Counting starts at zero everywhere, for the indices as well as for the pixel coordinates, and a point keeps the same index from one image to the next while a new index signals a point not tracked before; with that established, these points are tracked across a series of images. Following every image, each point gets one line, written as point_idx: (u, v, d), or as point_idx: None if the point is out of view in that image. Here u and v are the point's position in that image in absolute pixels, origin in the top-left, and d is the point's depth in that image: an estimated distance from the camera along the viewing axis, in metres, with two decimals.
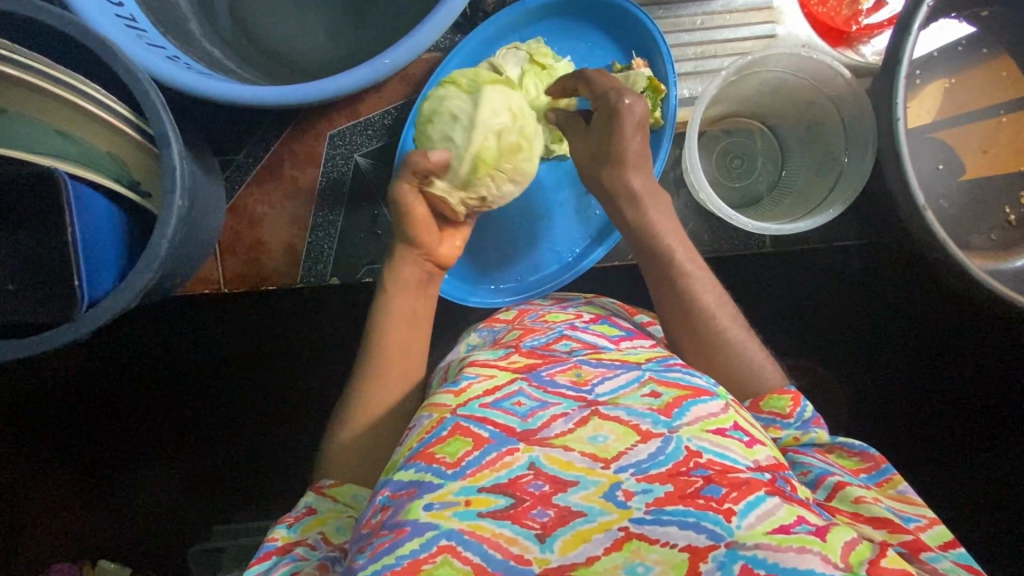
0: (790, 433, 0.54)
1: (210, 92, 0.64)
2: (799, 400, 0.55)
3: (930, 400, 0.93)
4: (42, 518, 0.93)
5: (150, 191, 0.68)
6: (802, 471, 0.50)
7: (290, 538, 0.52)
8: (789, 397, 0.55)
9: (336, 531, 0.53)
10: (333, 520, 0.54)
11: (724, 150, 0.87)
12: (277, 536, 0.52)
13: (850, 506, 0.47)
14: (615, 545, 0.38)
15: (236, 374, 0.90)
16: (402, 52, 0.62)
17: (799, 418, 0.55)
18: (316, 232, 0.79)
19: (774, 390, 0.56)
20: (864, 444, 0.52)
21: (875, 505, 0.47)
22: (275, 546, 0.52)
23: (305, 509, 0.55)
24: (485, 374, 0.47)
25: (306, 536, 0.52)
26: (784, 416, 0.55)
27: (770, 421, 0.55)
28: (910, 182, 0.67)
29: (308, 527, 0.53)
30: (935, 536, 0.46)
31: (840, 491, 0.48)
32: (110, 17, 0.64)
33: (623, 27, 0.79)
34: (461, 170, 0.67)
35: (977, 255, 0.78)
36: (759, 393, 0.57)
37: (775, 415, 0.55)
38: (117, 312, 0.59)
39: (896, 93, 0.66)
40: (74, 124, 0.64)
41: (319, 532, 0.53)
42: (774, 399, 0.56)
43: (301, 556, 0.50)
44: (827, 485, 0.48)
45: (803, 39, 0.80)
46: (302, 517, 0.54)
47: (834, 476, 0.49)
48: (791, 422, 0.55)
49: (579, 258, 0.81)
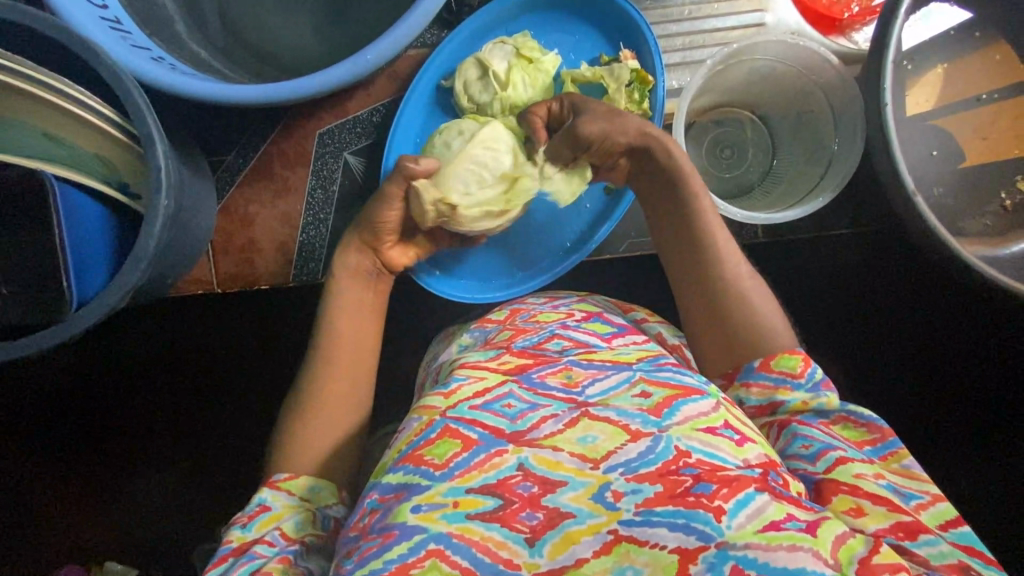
0: (799, 396, 0.53)
1: (192, 90, 0.63)
2: (809, 361, 0.55)
3: (926, 386, 0.92)
4: (41, 518, 0.93)
5: (138, 193, 0.67)
6: (803, 444, 0.49)
7: (246, 538, 0.51)
8: (800, 357, 0.54)
9: (294, 526, 0.52)
10: (290, 516, 0.53)
11: (714, 141, 0.86)
12: (233, 537, 0.51)
13: (849, 480, 0.46)
14: (604, 548, 0.38)
15: (227, 373, 0.90)
16: (384, 47, 0.62)
17: (810, 378, 0.54)
18: (307, 229, 0.79)
19: (786, 349, 0.55)
20: (872, 415, 0.51)
21: (874, 482, 0.46)
22: (231, 548, 0.51)
23: (259, 506, 0.53)
24: (476, 376, 0.47)
25: (262, 534, 0.51)
26: (795, 376, 0.54)
27: (780, 381, 0.54)
28: (900, 168, 0.66)
29: (265, 524, 0.52)
30: (936, 514, 0.45)
31: (840, 465, 0.47)
32: (93, 18, 0.63)
33: (610, 21, 0.79)
34: (449, 177, 0.67)
35: (973, 241, 0.77)
36: (769, 352, 0.55)
37: (785, 375, 0.54)
38: (105, 313, 0.59)
39: (884, 79, 0.65)
40: (57, 125, 0.64)
41: (275, 527, 0.52)
42: (784, 359, 0.55)
43: (258, 553, 0.49)
44: (828, 459, 0.48)
45: (793, 27, 0.79)
46: (258, 514, 0.53)
47: (835, 451, 0.48)
48: (802, 382, 0.53)
49: (609, 212, 0.80)
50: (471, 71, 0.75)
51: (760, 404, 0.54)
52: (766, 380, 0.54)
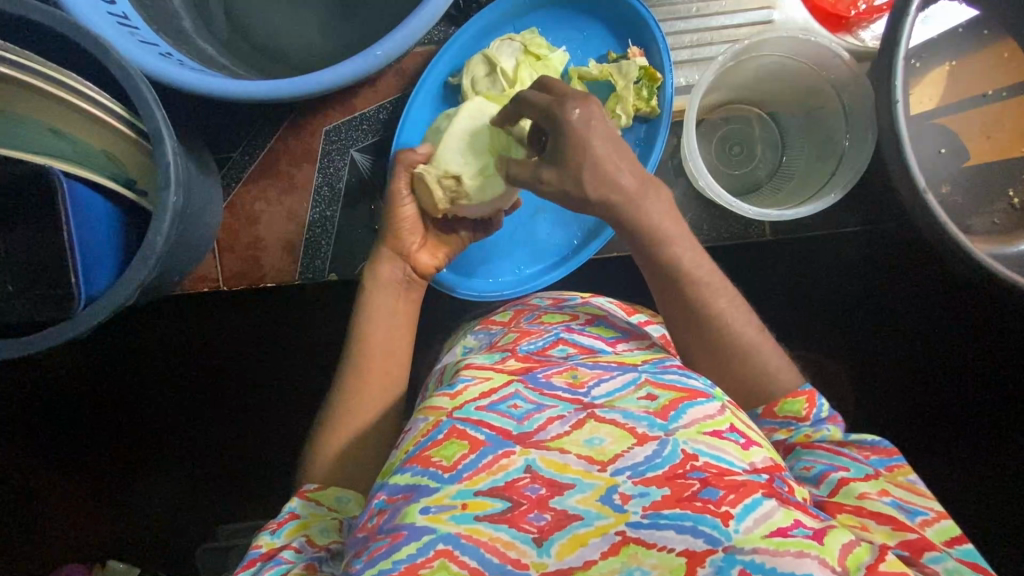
0: (802, 433, 0.54)
1: (201, 87, 0.63)
2: (813, 400, 0.55)
3: (930, 384, 0.93)
4: (48, 514, 0.94)
5: (146, 188, 0.67)
6: (805, 467, 0.51)
7: (274, 544, 0.52)
8: (803, 398, 0.55)
9: (320, 534, 0.53)
10: (316, 523, 0.54)
11: (723, 138, 0.86)
12: (262, 543, 0.52)
13: (853, 502, 0.47)
14: (612, 549, 0.38)
15: (233, 370, 0.90)
16: (393, 43, 0.62)
17: (815, 419, 0.55)
18: (313, 227, 0.79)
19: (789, 393, 0.56)
20: (876, 437, 0.52)
21: (879, 500, 0.46)
22: (260, 553, 0.51)
23: (288, 514, 0.54)
24: (482, 377, 0.47)
25: (290, 540, 0.52)
26: (800, 419, 0.55)
27: (784, 424, 0.55)
28: (911, 166, 0.66)
29: (293, 532, 0.53)
30: (941, 531, 0.45)
31: (844, 487, 0.48)
32: (101, 13, 0.63)
33: (618, 19, 0.79)
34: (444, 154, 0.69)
35: (981, 239, 0.77)
36: (772, 398, 0.56)
37: (790, 419, 0.55)
38: (114, 310, 0.59)
39: (894, 75, 0.65)
40: (64, 121, 0.64)
41: (302, 535, 0.52)
42: (789, 403, 0.56)
43: (286, 559, 0.50)
44: (830, 482, 0.49)
45: (801, 24, 0.79)
46: (286, 522, 0.54)
47: (837, 472, 0.49)
48: (806, 424, 0.55)
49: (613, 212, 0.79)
50: (478, 69, 0.75)
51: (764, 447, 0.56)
52: (772, 424, 0.56)
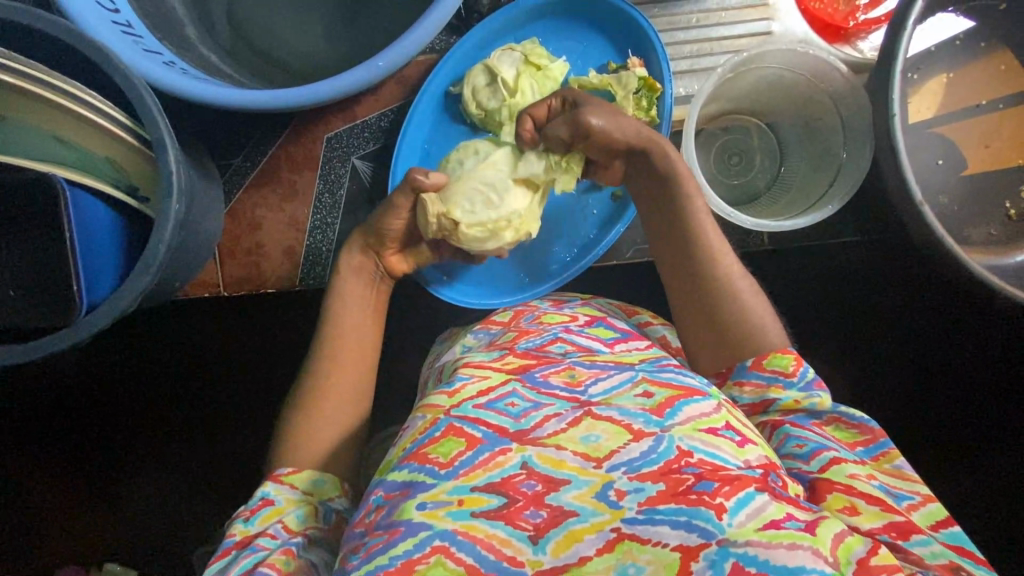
0: (792, 395, 0.53)
1: (203, 97, 0.64)
2: (801, 360, 0.55)
3: (926, 391, 0.93)
4: (44, 518, 0.93)
5: (148, 196, 0.68)
6: (796, 444, 0.50)
7: (249, 532, 0.52)
8: (791, 356, 0.55)
9: (296, 520, 0.53)
10: (291, 509, 0.54)
11: (721, 148, 0.87)
12: (236, 531, 0.52)
13: (843, 480, 0.46)
14: (608, 546, 0.38)
15: (232, 375, 0.90)
16: (396, 54, 0.63)
17: (802, 377, 0.54)
18: (315, 233, 0.79)
19: (778, 349, 0.55)
20: (865, 416, 0.52)
21: (867, 482, 0.46)
22: (234, 542, 0.52)
23: (261, 500, 0.54)
24: (479, 376, 0.48)
25: (265, 527, 0.52)
26: (787, 375, 0.54)
27: (772, 381, 0.54)
28: (908, 178, 0.66)
29: (267, 518, 0.53)
30: (927, 515, 0.46)
31: (834, 465, 0.48)
32: (107, 23, 0.64)
33: (618, 29, 0.80)
34: (455, 193, 0.67)
35: (977, 250, 0.77)
36: (761, 351, 0.56)
37: (777, 374, 0.54)
38: (116, 317, 0.59)
39: (891, 88, 0.66)
40: (68, 129, 0.65)
41: (277, 521, 0.52)
42: (776, 358, 0.55)
43: (262, 547, 0.50)
44: (821, 458, 0.48)
45: (799, 36, 0.80)
46: (259, 508, 0.54)
47: (830, 451, 0.49)
48: (794, 381, 0.54)
49: (613, 222, 0.80)
50: (479, 78, 0.76)
51: (752, 403, 0.55)
52: (758, 379, 0.55)
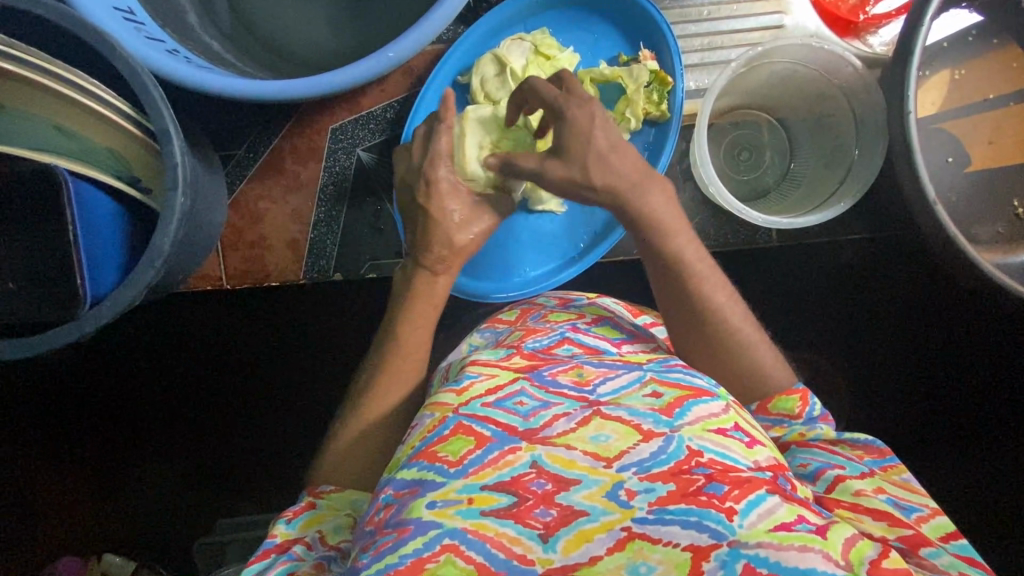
0: (796, 431, 0.54)
1: (208, 86, 0.63)
2: (807, 398, 0.55)
3: (927, 389, 0.93)
4: (43, 508, 0.93)
5: (150, 187, 0.67)
6: (803, 466, 0.51)
7: (289, 535, 0.54)
8: (797, 396, 0.55)
9: (333, 530, 0.54)
10: (331, 518, 0.55)
11: (732, 143, 0.86)
12: (277, 532, 0.54)
13: (849, 498, 0.47)
14: (618, 545, 0.38)
15: (236, 367, 0.90)
16: (406, 45, 0.62)
17: (809, 417, 0.54)
18: (318, 227, 0.79)
19: (782, 391, 0.55)
20: (870, 436, 0.52)
21: (875, 497, 0.47)
22: (274, 543, 0.53)
23: (304, 505, 0.56)
24: (487, 374, 0.48)
25: (304, 534, 0.54)
26: (793, 416, 0.55)
27: (778, 421, 0.55)
28: (922, 177, 0.66)
29: (307, 524, 0.54)
30: (937, 527, 0.45)
31: (840, 483, 0.48)
32: (109, 9, 0.63)
33: (629, 21, 0.79)
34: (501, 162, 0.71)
35: (984, 249, 0.77)
36: (766, 394, 0.56)
37: (783, 416, 0.55)
38: (121, 310, 0.59)
39: (907, 83, 0.65)
40: (68, 117, 0.63)
41: (316, 530, 0.54)
42: (782, 400, 0.55)
43: (297, 555, 0.52)
44: (827, 478, 0.49)
45: (811, 31, 0.79)
46: (301, 512, 0.55)
47: (834, 469, 0.49)
48: (800, 422, 0.54)
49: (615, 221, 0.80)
50: (488, 68, 0.76)
51: None
52: (764, 422, 0.56)
